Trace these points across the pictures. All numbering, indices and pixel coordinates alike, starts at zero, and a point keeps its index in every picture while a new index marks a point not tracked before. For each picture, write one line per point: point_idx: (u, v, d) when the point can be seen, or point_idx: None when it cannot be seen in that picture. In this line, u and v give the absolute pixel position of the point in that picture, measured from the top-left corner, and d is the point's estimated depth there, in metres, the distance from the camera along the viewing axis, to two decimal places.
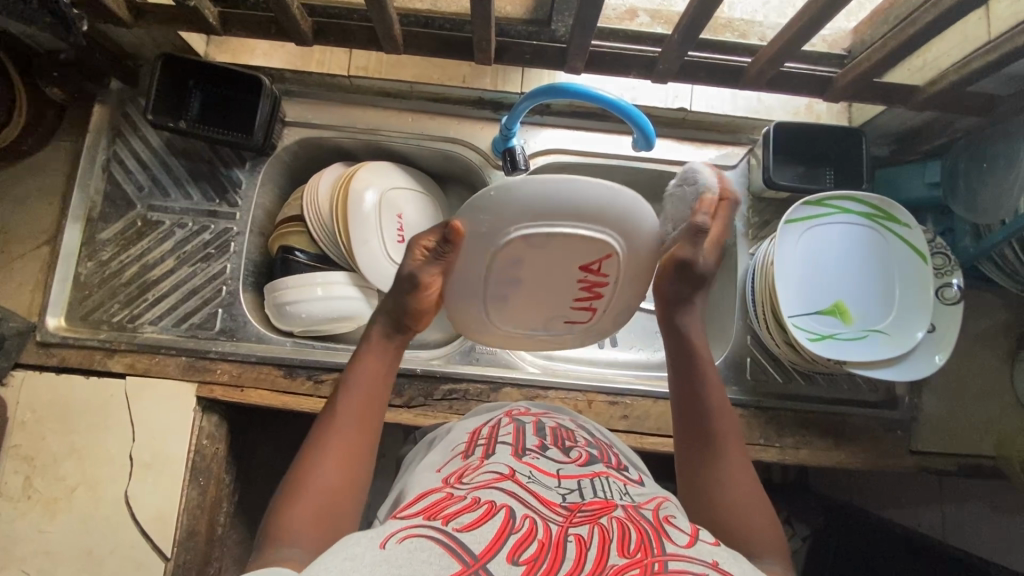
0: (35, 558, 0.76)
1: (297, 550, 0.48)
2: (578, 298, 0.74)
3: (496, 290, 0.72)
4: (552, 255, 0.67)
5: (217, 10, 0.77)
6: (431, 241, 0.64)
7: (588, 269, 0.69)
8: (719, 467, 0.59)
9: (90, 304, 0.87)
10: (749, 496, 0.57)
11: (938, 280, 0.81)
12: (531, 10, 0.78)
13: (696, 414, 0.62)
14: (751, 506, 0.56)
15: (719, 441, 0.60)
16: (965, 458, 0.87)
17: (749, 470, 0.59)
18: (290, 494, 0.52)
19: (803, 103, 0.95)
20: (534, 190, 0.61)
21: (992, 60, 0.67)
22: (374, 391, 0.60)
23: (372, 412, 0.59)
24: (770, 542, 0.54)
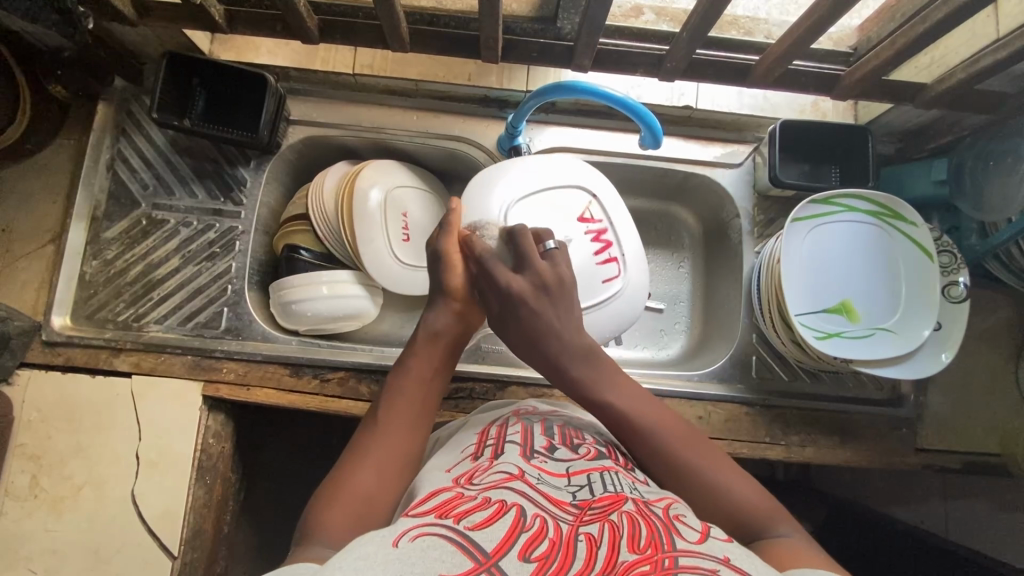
0: (43, 558, 0.76)
1: (324, 544, 0.48)
2: (600, 256, 0.80)
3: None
4: (552, 213, 0.80)
5: (222, 8, 0.76)
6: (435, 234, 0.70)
7: (585, 219, 0.80)
8: (694, 475, 0.56)
9: (96, 303, 0.87)
10: (734, 482, 0.56)
11: (944, 278, 0.81)
12: (537, 8, 0.77)
13: (646, 446, 0.59)
14: (740, 489, 0.55)
15: (679, 453, 0.58)
16: (969, 455, 0.87)
17: (718, 458, 0.58)
18: (325, 496, 0.52)
19: (809, 100, 0.95)
20: (504, 171, 0.80)
21: (1001, 58, 0.67)
22: (423, 390, 0.61)
23: (419, 411, 0.60)
24: (772, 512, 0.53)
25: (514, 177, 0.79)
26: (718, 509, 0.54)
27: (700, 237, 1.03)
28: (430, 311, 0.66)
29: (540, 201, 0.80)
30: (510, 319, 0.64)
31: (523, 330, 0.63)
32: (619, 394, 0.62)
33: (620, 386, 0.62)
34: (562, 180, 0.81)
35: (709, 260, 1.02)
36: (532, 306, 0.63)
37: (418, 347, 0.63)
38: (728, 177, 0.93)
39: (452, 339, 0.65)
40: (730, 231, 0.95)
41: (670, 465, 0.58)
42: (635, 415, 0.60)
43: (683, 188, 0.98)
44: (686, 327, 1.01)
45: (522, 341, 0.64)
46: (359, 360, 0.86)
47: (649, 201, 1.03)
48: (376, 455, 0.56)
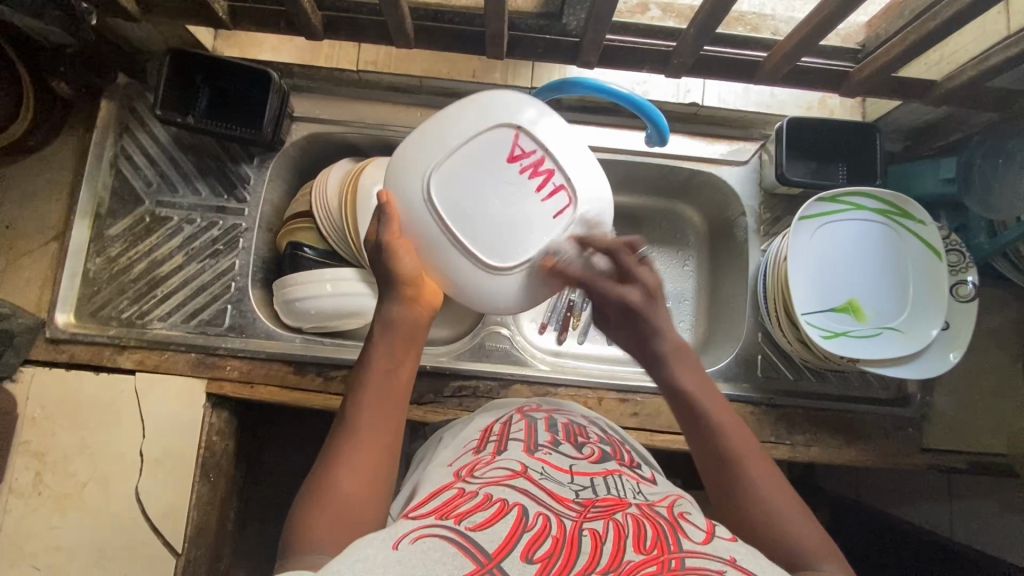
0: (47, 555, 0.77)
1: (318, 553, 0.47)
2: (545, 191, 0.66)
3: (472, 225, 0.65)
4: (480, 164, 0.65)
5: (225, 3, 0.76)
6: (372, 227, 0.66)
7: (516, 156, 0.66)
8: (745, 486, 0.54)
9: (100, 300, 0.87)
10: (784, 504, 0.53)
11: (953, 277, 0.80)
12: (542, 4, 0.77)
13: (708, 443, 0.57)
14: (790, 517, 0.52)
15: (739, 461, 0.55)
16: (976, 455, 0.86)
17: (776, 478, 0.55)
18: (308, 503, 0.51)
19: (816, 97, 0.94)
20: (418, 141, 0.66)
21: (1012, 55, 0.66)
22: (391, 380, 0.59)
23: (391, 402, 0.58)
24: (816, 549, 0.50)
25: (428, 141, 0.66)
26: (761, 523, 0.52)
27: (704, 235, 1.03)
28: (387, 302, 0.63)
29: (463, 155, 0.65)
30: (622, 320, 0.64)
31: (631, 329, 0.63)
32: (700, 391, 0.60)
33: (702, 384, 0.61)
34: (480, 123, 0.66)
35: (713, 258, 1.01)
36: (647, 313, 0.62)
37: (379, 339, 0.61)
38: (735, 175, 0.92)
39: (416, 325, 0.63)
40: (735, 229, 0.95)
41: (724, 469, 0.56)
42: (709, 410, 0.59)
43: (688, 186, 0.98)
44: (690, 325, 1.00)
45: (626, 333, 0.64)
46: None
47: (653, 199, 1.02)
48: (351, 456, 0.54)
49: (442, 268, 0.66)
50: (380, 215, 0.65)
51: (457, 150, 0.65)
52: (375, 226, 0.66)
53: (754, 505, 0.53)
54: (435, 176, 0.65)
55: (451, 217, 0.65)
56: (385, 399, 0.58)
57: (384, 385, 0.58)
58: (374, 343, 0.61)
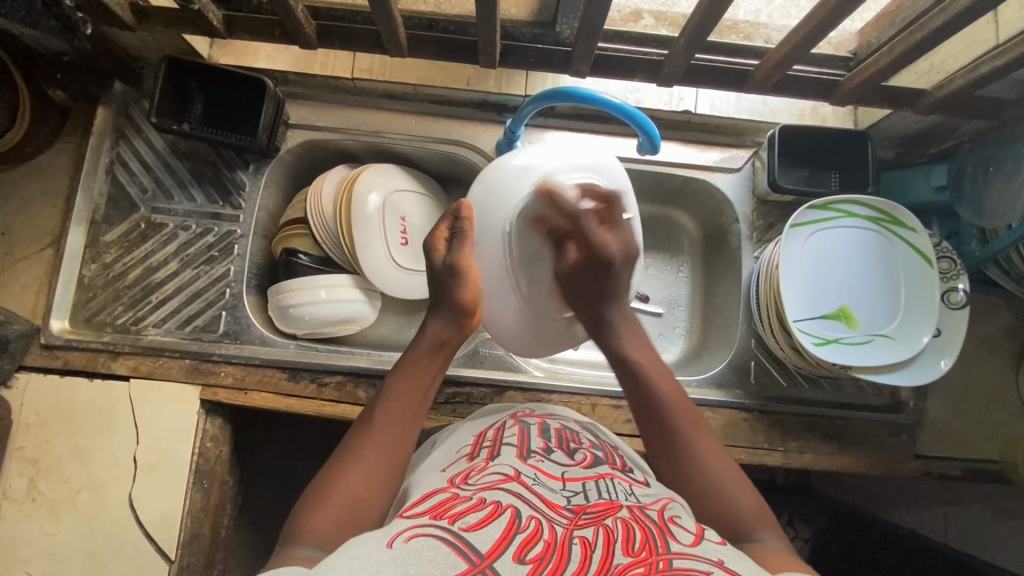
0: (41, 561, 0.77)
1: (317, 547, 0.47)
2: None
3: (531, 268, 0.70)
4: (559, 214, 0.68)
5: (220, 13, 0.77)
6: (447, 227, 0.69)
7: (597, 213, 0.67)
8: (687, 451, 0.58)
9: (94, 306, 0.87)
10: (717, 466, 0.57)
11: (943, 284, 0.81)
12: (537, 13, 0.78)
13: (652, 413, 0.62)
14: (730, 483, 0.56)
15: (682, 430, 0.60)
16: (968, 462, 0.86)
17: (716, 446, 0.59)
18: (315, 499, 0.51)
19: (808, 106, 0.95)
20: (512, 171, 0.70)
21: (1000, 65, 0.67)
22: (417, 393, 0.61)
23: (414, 408, 0.60)
24: (753, 513, 0.54)
25: (519, 176, 0.70)
26: (698, 484, 0.56)
27: (699, 242, 1.03)
28: (431, 319, 0.66)
29: (542, 197, 0.68)
30: (586, 278, 0.67)
31: (593, 291, 0.68)
32: (650, 363, 0.65)
33: (649, 356, 0.66)
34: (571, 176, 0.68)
35: (708, 265, 1.01)
36: (614, 269, 0.66)
37: (418, 352, 0.64)
38: (727, 181, 0.92)
39: (455, 344, 0.67)
40: (729, 235, 0.95)
41: (670, 437, 0.60)
42: (657, 385, 0.63)
43: (682, 193, 0.98)
44: (685, 331, 1.01)
45: (587, 297, 0.68)
46: (358, 364, 0.86)
47: (648, 206, 1.03)
48: (367, 458, 0.55)
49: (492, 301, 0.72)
50: (455, 228, 0.68)
51: (536, 191, 0.69)
52: (446, 240, 0.68)
53: (692, 472, 0.57)
54: (514, 214, 0.69)
55: (513, 261, 0.69)
56: (407, 414, 0.60)
57: (409, 399, 0.60)
58: (406, 358, 0.64)
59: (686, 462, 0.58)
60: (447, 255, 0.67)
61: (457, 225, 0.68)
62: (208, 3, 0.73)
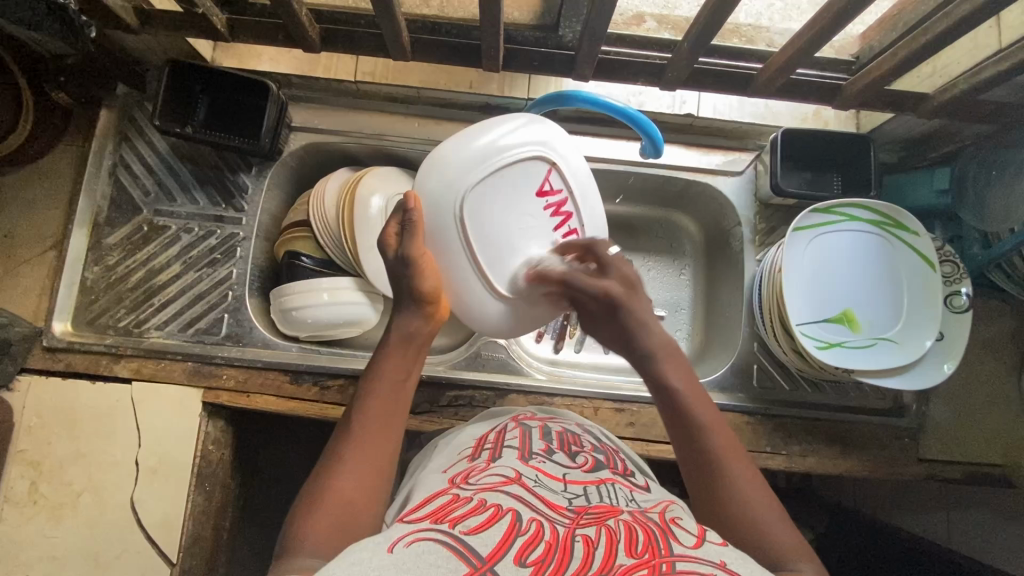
0: (42, 564, 0.76)
1: (314, 556, 0.47)
2: (560, 231, 0.71)
3: (491, 252, 0.68)
4: (512, 196, 0.69)
5: (223, 16, 0.77)
6: (396, 222, 0.66)
7: (544, 192, 0.70)
8: (725, 487, 0.55)
9: (97, 309, 0.87)
10: (759, 502, 0.54)
11: (947, 288, 0.81)
12: (540, 16, 0.79)
13: (692, 445, 0.58)
14: (772, 519, 0.53)
15: (721, 460, 0.56)
16: (971, 466, 0.86)
17: (755, 476, 0.56)
18: (308, 507, 0.51)
19: (811, 109, 0.95)
20: (454, 152, 0.68)
21: (1003, 69, 0.67)
22: (399, 388, 0.60)
23: (397, 403, 0.59)
24: (791, 547, 0.51)
25: (463, 157, 0.67)
26: (736, 523, 0.53)
27: (701, 245, 1.03)
28: (400, 313, 0.64)
29: (496, 181, 0.68)
30: (603, 317, 0.65)
31: (616, 327, 0.64)
32: (690, 389, 0.60)
33: (689, 380, 0.61)
34: (516, 155, 0.69)
35: (710, 268, 1.01)
36: (625, 305, 0.63)
37: (394, 346, 0.62)
38: (730, 185, 0.93)
39: (428, 333, 0.65)
40: (731, 239, 0.95)
41: (707, 471, 0.56)
42: (696, 413, 0.59)
43: (684, 196, 0.98)
44: (687, 335, 1.01)
45: (609, 330, 0.65)
46: (360, 367, 0.86)
47: (650, 209, 1.03)
48: (355, 461, 0.54)
49: (457, 288, 0.70)
50: (405, 220, 0.65)
51: (489, 178, 0.68)
52: (401, 226, 0.66)
53: (736, 513, 0.54)
54: (465, 198, 0.67)
55: (473, 243, 0.68)
56: (390, 410, 0.58)
57: (390, 394, 0.59)
58: (384, 352, 0.62)
59: (724, 497, 0.55)
60: (400, 248, 0.65)
61: (406, 217, 0.65)
62: (212, 7, 0.73)
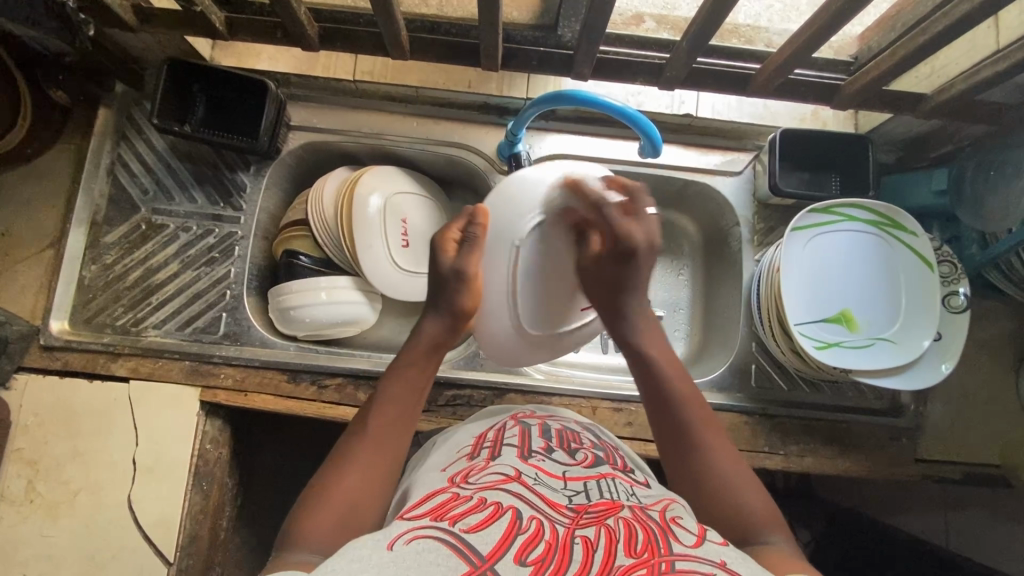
0: (39, 563, 0.76)
1: (315, 550, 0.47)
2: None
3: (529, 291, 0.70)
4: (571, 245, 0.69)
5: (222, 14, 0.77)
6: (458, 228, 0.68)
7: None
8: (699, 456, 0.58)
9: (95, 307, 0.87)
10: (730, 468, 0.56)
11: (944, 288, 0.81)
12: (538, 16, 0.79)
13: (668, 411, 0.61)
14: (742, 485, 0.55)
15: (694, 429, 0.59)
16: (969, 466, 0.86)
17: (730, 450, 0.59)
18: (313, 500, 0.51)
19: (809, 109, 0.95)
20: (534, 188, 0.69)
21: (1001, 69, 0.67)
22: (413, 393, 0.61)
23: (411, 409, 0.60)
24: (765, 516, 0.53)
25: (540, 196, 0.68)
26: (710, 490, 0.55)
27: (700, 245, 1.03)
28: (427, 319, 0.66)
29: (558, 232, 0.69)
30: (610, 263, 0.66)
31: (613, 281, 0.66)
32: (667, 361, 0.65)
33: (667, 354, 0.66)
34: None
35: (709, 268, 1.01)
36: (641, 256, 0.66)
37: (413, 351, 0.64)
38: (729, 185, 0.93)
39: (449, 344, 0.66)
40: (730, 239, 0.95)
41: (681, 441, 0.59)
42: (673, 382, 0.63)
43: (683, 196, 0.98)
44: (685, 334, 1.01)
45: (600, 287, 0.67)
46: (358, 366, 0.86)
47: None
48: (363, 460, 0.54)
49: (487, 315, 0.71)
50: (470, 233, 0.67)
51: (551, 226, 0.68)
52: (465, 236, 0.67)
53: (707, 478, 0.56)
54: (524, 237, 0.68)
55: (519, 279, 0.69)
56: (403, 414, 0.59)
57: (404, 398, 0.60)
58: (402, 357, 0.63)
59: (697, 467, 0.57)
60: (456, 260, 0.66)
61: (469, 228, 0.68)
62: (210, 6, 0.73)
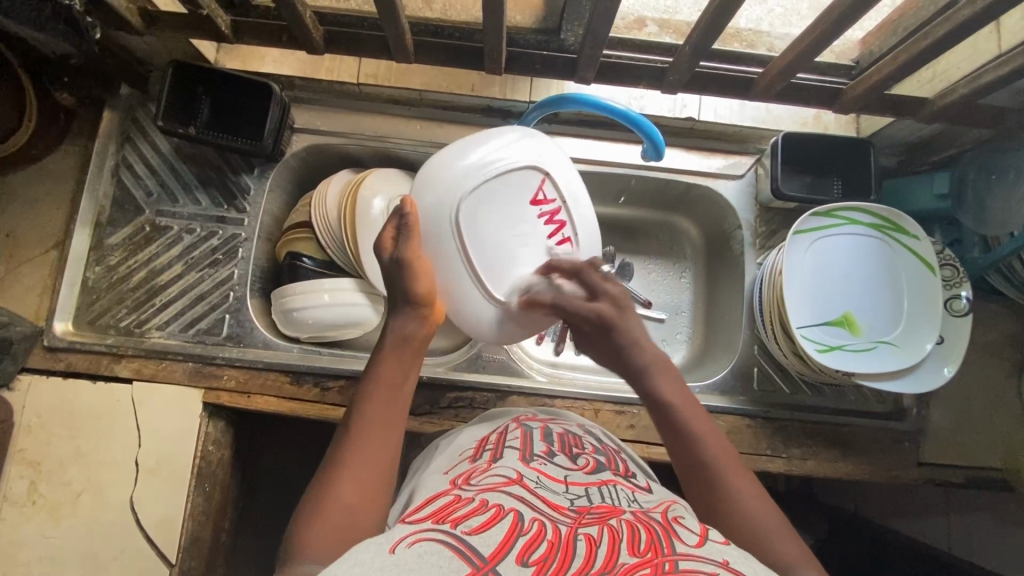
0: (40, 564, 0.76)
1: (318, 561, 0.47)
2: (553, 238, 0.73)
3: (484, 254, 0.70)
4: (505, 201, 0.71)
5: (228, 18, 0.77)
6: (393, 227, 0.67)
7: (538, 201, 0.72)
8: (731, 504, 0.54)
9: (98, 308, 0.87)
10: (762, 509, 0.53)
11: (947, 291, 0.81)
12: (542, 20, 0.79)
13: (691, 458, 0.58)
14: (776, 526, 0.52)
15: (720, 475, 0.56)
16: (971, 470, 0.86)
17: (760, 492, 0.55)
18: (312, 515, 0.50)
19: (811, 113, 0.95)
20: (453, 158, 0.70)
21: (1002, 74, 0.67)
22: (395, 395, 0.60)
23: (395, 411, 0.59)
24: (799, 557, 0.50)
25: (458, 164, 0.69)
26: (742, 541, 0.52)
27: (702, 249, 1.03)
28: (394, 317, 0.64)
29: (492, 188, 0.70)
30: (597, 342, 0.66)
31: (609, 350, 0.65)
32: (683, 403, 0.61)
33: (683, 394, 0.62)
34: (512, 163, 0.71)
35: (711, 271, 1.01)
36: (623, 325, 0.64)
37: (388, 351, 0.62)
38: (731, 188, 0.93)
39: (422, 338, 0.64)
40: (732, 242, 0.96)
41: (710, 488, 0.56)
42: (692, 426, 0.59)
43: (685, 200, 0.98)
44: (687, 337, 1.01)
45: (603, 352, 0.66)
46: (361, 368, 0.86)
47: (651, 212, 1.03)
48: (354, 469, 0.54)
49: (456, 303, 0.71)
50: (402, 224, 0.66)
51: (485, 186, 0.70)
52: (398, 229, 0.66)
53: (740, 524, 0.53)
54: (460, 206, 0.68)
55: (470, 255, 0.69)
56: (387, 416, 0.58)
57: (386, 401, 0.59)
58: (376, 362, 0.61)
59: (730, 517, 0.54)
60: (396, 251, 0.65)
61: (402, 221, 0.67)
62: (216, 9, 0.74)
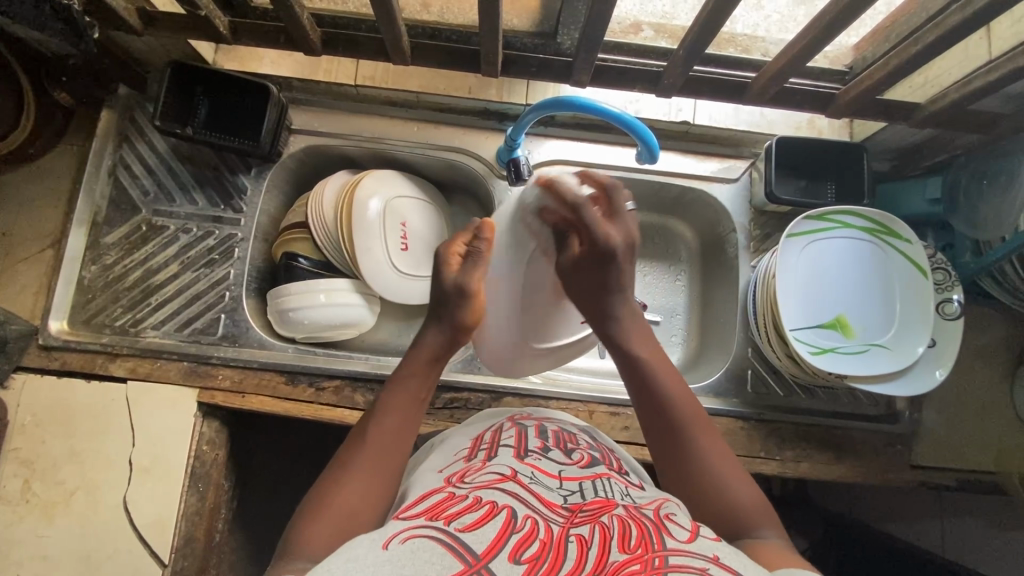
0: (32, 563, 0.76)
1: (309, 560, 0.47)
2: None
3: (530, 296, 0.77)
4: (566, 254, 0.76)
5: (226, 19, 0.78)
6: (462, 243, 0.71)
7: None
8: (692, 454, 0.58)
9: (93, 308, 0.87)
10: (722, 463, 0.57)
11: (938, 295, 0.81)
12: (538, 23, 0.80)
13: (660, 410, 0.61)
14: (736, 481, 0.56)
15: (685, 427, 0.60)
16: (964, 473, 0.87)
17: (718, 442, 0.60)
18: (313, 511, 0.51)
19: (805, 118, 0.96)
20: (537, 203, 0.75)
21: (991, 80, 0.68)
22: (413, 407, 0.61)
23: (409, 422, 0.60)
24: (756, 516, 0.54)
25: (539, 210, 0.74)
26: (706, 485, 0.56)
27: (697, 252, 1.04)
28: (430, 329, 0.66)
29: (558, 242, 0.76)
30: (588, 266, 0.67)
31: (596, 281, 0.67)
32: (655, 359, 0.65)
33: (654, 351, 0.66)
34: None
35: (706, 273, 1.02)
36: (622, 260, 0.66)
37: (413, 366, 0.64)
38: (725, 192, 0.93)
39: (446, 355, 0.66)
40: (727, 245, 0.96)
41: (676, 438, 0.59)
42: (663, 383, 0.63)
43: (681, 203, 0.99)
44: (682, 340, 1.01)
45: (587, 283, 0.68)
46: (356, 368, 0.86)
47: (647, 215, 1.03)
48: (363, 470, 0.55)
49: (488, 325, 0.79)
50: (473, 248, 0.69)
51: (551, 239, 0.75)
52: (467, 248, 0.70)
53: (700, 475, 0.57)
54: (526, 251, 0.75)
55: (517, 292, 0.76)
56: (402, 426, 0.59)
57: (403, 411, 0.60)
58: (400, 373, 0.63)
59: (691, 467, 0.58)
60: (458, 274, 0.68)
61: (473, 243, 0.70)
62: (214, 10, 0.74)
